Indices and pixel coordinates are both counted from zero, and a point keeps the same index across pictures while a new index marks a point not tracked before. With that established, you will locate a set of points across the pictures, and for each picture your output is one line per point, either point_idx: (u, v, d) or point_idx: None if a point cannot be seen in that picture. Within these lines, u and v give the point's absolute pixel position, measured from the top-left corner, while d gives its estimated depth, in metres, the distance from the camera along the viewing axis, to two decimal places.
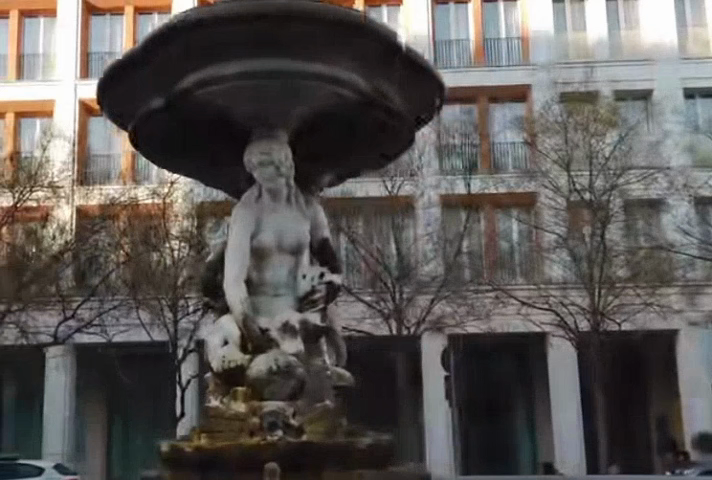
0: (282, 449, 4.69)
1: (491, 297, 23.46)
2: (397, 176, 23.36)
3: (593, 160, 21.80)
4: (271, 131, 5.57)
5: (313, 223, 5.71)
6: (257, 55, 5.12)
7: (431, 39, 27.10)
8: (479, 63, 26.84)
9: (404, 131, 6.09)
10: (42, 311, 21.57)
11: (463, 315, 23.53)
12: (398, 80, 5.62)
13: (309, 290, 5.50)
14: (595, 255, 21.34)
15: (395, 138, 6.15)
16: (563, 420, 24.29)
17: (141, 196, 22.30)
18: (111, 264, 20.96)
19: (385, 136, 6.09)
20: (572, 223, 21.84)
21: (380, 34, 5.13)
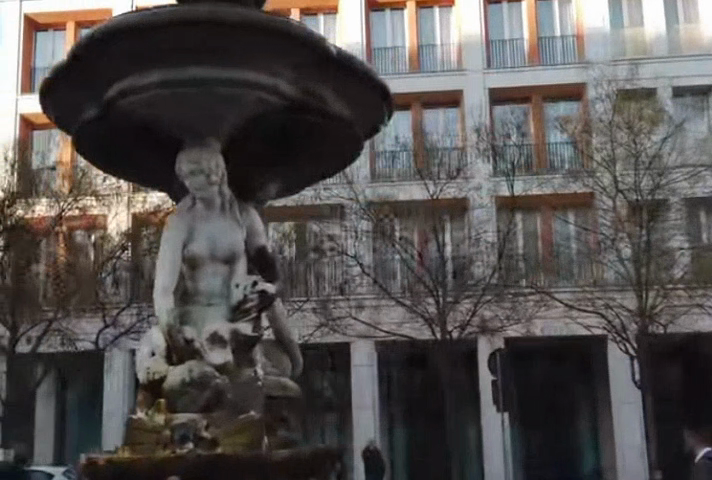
0: (191, 461, 4.65)
1: (534, 300, 23.10)
2: (441, 178, 23.23)
3: (637, 160, 21.31)
4: (202, 139, 5.56)
5: (249, 231, 5.66)
6: (180, 64, 5.16)
7: (484, 38, 27.36)
8: (533, 62, 27.08)
9: (348, 138, 6.12)
10: (82, 318, 21.91)
11: (505, 319, 23.29)
12: (336, 84, 5.64)
13: (242, 298, 5.43)
14: (642, 255, 20.92)
15: (339, 144, 6.18)
16: (624, 427, 23.89)
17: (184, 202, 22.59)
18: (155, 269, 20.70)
19: (329, 142, 6.13)
20: (620, 224, 21.24)
21: (302, 37, 5.12)
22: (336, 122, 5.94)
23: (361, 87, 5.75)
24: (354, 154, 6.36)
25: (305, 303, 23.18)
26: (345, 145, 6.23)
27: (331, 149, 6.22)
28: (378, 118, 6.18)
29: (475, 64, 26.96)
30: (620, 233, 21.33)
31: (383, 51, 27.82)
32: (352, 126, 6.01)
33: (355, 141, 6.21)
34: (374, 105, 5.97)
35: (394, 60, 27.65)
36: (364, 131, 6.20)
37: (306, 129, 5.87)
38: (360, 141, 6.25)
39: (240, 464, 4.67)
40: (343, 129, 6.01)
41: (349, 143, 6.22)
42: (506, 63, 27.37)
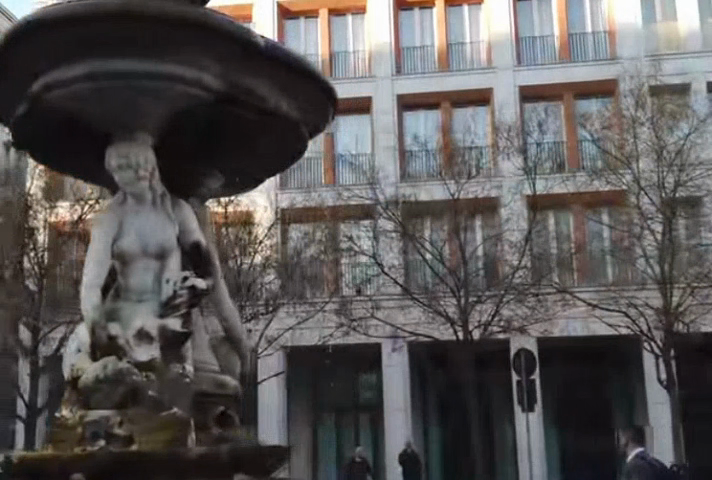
0: (102, 459, 4.62)
1: (556, 298, 22.98)
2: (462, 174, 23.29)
3: (660, 156, 20.78)
4: (131, 135, 5.53)
5: (181, 227, 5.60)
6: (103, 59, 5.12)
7: (513, 35, 30.12)
8: (564, 57, 29.79)
9: (294, 139, 6.16)
10: None
11: (526, 318, 23.18)
12: (278, 83, 5.66)
13: (172, 294, 5.37)
14: (667, 251, 20.62)
15: (285, 144, 6.23)
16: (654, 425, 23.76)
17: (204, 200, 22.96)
18: None
19: (271, 138, 6.13)
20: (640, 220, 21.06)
21: (221, 29, 5.11)
22: (275, 118, 5.91)
23: (307, 88, 5.79)
24: (301, 155, 6.40)
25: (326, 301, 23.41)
26: (291, 145, 6.26)
27: (278, 147, 6.27)
28: (322, 116, 6.13)
29: (503, 63, 29.48)
30: (641, 230, 21.11)
31: (411, 50, 30.87)
32: (296, 126, 6.02)
33: (301, 143, 6.26)
34: (318, 105, 6.00)
35: (421, 58, 30.70)
36: (311, 131, 6.26)
37: (242, 122, 5.85)
38: (305, 139, 6.21)
39: (154, 464, 4.63)
40: (289, 129, 6.04)
41: (296, 145, 6.27)
42: (535, 60, 30.02)
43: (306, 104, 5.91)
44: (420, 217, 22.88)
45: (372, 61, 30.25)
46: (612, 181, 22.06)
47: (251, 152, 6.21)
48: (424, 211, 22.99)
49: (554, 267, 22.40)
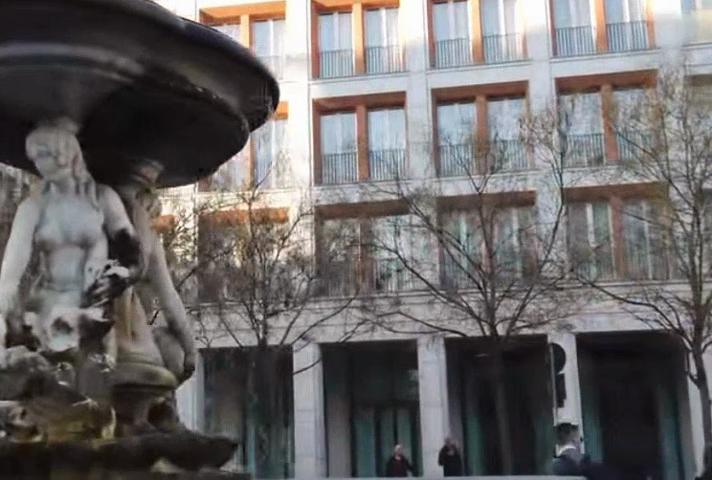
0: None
1: (583, 292, 22.80)
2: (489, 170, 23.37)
3: (690, 145, 20.62)
4: (51, 121, 5.44)
5: (107, 216, 5.48)
6: (14, 43, 5.03)
7: (550, 28, 34.40)
8: (601, 47, 33.75)
9: (233, 128, 6.12)
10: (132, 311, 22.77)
11: (552, 313, 22.99)
12: (212, 71, 5.60)
13: (93, 283, 5.24)
14: (697, 242, 20.31)
15: (225, 133, 6.20)
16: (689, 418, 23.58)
17: (230, 199, 23.74)
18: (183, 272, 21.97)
19: (209, 126, 6.09)
20: (666, 210, 20.86)
21: (139, 14, 5.01)
22: (209, 108, 5.86)
23: (242, 73, 5.72)
24: (241, 142, 6.38)
25: (353, 298, 23.69)
26: (230, 134, 6.23)
27: (218, 134, 6.23)
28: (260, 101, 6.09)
29: (540, 56, 33.81)
30: (668, 223, 20.85)
31: (445, 44, 35.09)
32: (232, 115, 5.97)
33: (240, 130, 6.22)
34: (255, 91, 5.96)
35: (456, 51, 34.93)
36: (248, 116, 6.22)
37: (175, 110, 5.80)
38: (244, 126, 6.17)
39: (63, 450, 4.55)
40: (224, 118, 5.98)
41: (236, 131, 6.22)
42: (574, 49, 34.14)
43: (242, 90, 5.85)
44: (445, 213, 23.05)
45: (407, 57, 34.67)
46: (641, 175, 21.67)
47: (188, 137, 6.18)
48: (454, 204, 23.14)
49: (580, 262, 22.15)
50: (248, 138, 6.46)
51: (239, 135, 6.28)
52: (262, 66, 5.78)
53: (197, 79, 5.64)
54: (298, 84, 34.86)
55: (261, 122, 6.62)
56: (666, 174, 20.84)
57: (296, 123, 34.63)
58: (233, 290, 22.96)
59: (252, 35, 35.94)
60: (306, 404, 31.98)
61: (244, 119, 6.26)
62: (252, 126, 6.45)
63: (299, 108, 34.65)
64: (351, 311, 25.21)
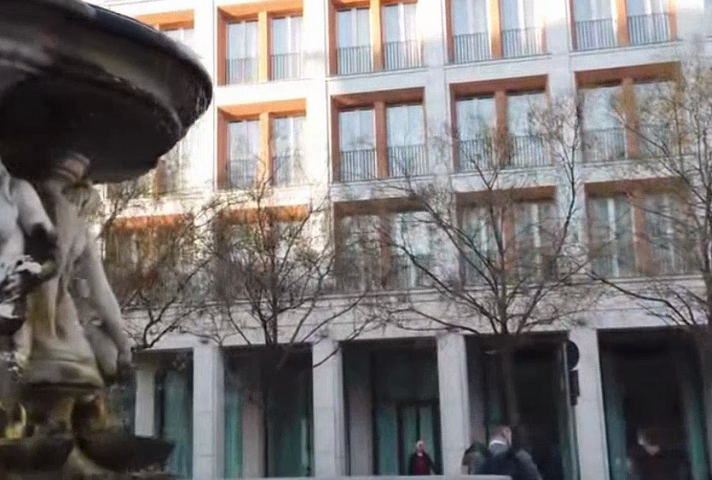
0: None
1: (595, 287, 22.84)
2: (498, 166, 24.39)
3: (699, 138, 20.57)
4: None
5: (22, 211, 5.79)
6: None
7: (570, 20, 34.03)
8: (622, 38, 33.40)
9: (156, 115, 6.73)
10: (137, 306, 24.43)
11: (564, 307, 23.06)
12: (127, 61, 6.14)
13: (3, 280, 5.47)
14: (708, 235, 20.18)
15: (149, 118, 6.79)
16: None
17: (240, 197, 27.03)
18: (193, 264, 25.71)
19: (133, 113, 6.68)
20: (679, 203, 20.79)
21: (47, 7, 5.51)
22: (129, 98, 6.42)
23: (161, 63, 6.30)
24: (166, 127, 7.00)
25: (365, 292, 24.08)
26: (154, 119, 6.83)
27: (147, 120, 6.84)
28: (180, 88, 6.68)
29: (559, 49, 33.46)
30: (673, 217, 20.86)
31: (464, 38, 34.86)
32: (153, 103, 6.54)
33: (163, 117, 6.80)
34: (173, 79, 6.53)
35: (475, 45, 34.67)
36: (175, 106, 6.81)
37: (97, 99, 6.36)
38: (166, 113, 6.76)
39: None
40: (145, 105, 6.55)
41: (161, 118, 6.83)
42: (595, 41, 33.83)
43: (161, 78, 6.42)
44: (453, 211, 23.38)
45: (425, 52, 34.47)
46: (653, 168, 21.61)
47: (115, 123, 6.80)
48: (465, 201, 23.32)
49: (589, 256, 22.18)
50: (175, 126, 7.06)
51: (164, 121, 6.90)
52: (181, 56, 6.37)
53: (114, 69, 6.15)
54: (316, 82, 34.74)
55: (195, 116, 7.24)
56: (676, 168, 20.76)
57: (315, 120, 34.37)
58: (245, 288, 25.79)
59: (271, 32, 35.98)
60: (325, 402, 33.14)
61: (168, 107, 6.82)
62: (181, 116, 7.05)
63: (316, 106, 34.50)
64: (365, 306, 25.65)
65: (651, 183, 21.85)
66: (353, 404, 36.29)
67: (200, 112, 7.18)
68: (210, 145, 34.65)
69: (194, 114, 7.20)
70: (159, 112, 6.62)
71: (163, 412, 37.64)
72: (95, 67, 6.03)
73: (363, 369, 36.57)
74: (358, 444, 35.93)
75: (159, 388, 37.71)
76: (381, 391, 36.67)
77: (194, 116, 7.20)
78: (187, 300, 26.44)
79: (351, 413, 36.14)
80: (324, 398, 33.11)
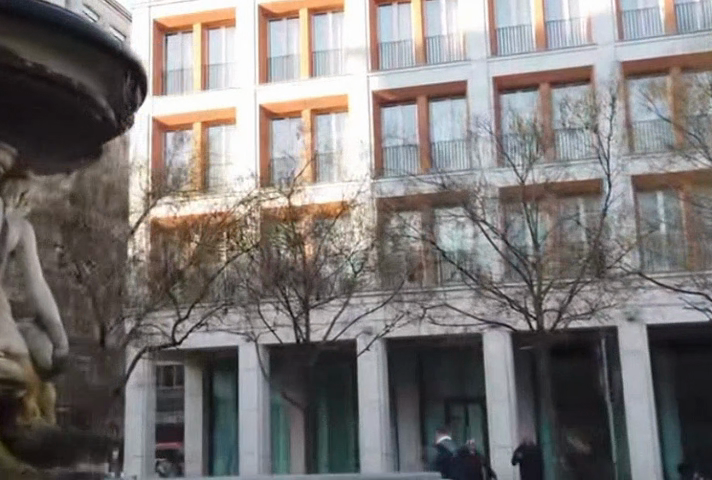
0: None
1: (635, 282, 22.45)
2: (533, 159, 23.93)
3: None
4: None
5: None
6: None
7: (616, 9, 33.28)
8: (670, 25, 32.55)
9: (80, 98, 7.71)
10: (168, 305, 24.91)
11: (604, 302, 22.63)
12: (44, 47, 7.03)
13: None
14: None
15: (76, 102, 7.77)
16: None
17: (273, 196, 27.76)
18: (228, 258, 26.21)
19: (60, 97, 7.64)
20: None
21: None
22: (52, 80, 7.33)
23: (83, 55, 7.27)
24: (94, 107, 7.97)
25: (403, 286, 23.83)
26: (80, 102, 7.80)
27: (73, 102, 7.81)
28: (103, 72, 7.64)
29: (604, 40, 32.75)
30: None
31: (508, 30, 34.42)
32: (75, 84, 7.49)
33: (88, 98, 7.77)
34: (95, 64, 7.49)
35: (519, 38, 34.23)
36: (98, 90, 7.75)
37: (22, 84, 7.28)
38: (91, 94, 7.74)
39: None
40: (68, 88, 7.50)
41: (87, 102, 7.82)
42: (641, 30, 33.04)
43: (81, 65, 7.37)
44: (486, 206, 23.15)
45: (467, 45, 34.04)
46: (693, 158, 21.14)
47: (43, 105, 7.74)
48: (502, 195, 23.08)
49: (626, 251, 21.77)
50: (102, 109, 8.05)
51: (90, 103, 7.87)
52: (104, 44, 7.31)
53: (32, 55, 7.04)
54: (357, 77, 34.48)
55: (122, 102, 8.19)
56: None
57: (357, 117, 34.12)
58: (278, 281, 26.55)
59: (312, 29, 35.87)
60: (370, 399, 32.78)
61: (95, 91, 7.80)
62: (108, 101, 8.02)
63: (359, 103, 34.24)
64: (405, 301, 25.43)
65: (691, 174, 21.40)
66: (400, 403, 35.99)
67: (127, 97, 8.13)
68: (253, 143, 34.63)
69: (120, 98, 8.12)
70: (80, 95, 7.63)
71: (211, 410, 37.73)
72: (12, 53, 6.92)
73: (409, 367, 36.15)
74: (405, 442, 35.59)
75: (207, 386, 37.81)
76: (428, 388, 36.13)
77: (122, 100, 8.14)
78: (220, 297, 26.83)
79: (396, 412, 35.77)
80: (371, 395, 32.73)
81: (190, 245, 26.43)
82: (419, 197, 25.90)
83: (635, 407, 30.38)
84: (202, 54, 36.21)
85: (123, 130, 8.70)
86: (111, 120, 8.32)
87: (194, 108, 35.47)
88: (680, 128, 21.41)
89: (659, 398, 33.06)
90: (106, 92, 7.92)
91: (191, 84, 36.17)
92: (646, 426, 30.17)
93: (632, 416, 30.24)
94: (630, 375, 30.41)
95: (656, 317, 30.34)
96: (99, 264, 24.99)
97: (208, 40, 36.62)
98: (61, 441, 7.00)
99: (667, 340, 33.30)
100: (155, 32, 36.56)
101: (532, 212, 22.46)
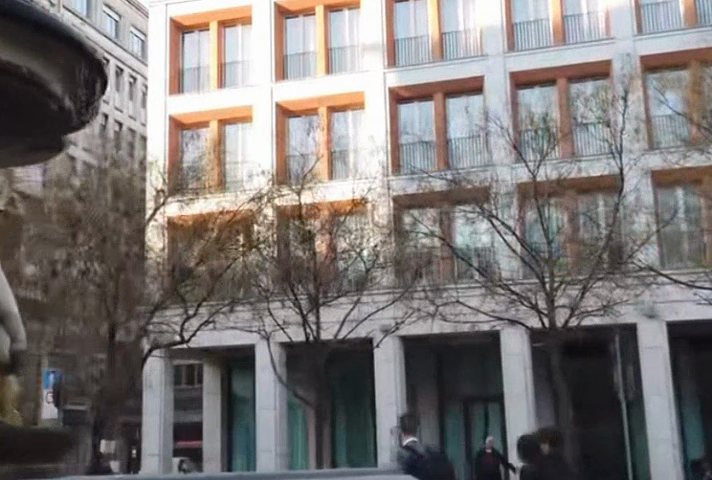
0: None
1: (647, 278, 22.23)
2: (545, 154, 23.72)
3: None
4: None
5: None
6: None
7: (635, 3, 32.85)
8: (689, 18, 32.08)
9: (35, 93, 6.85)
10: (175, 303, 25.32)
11: (616, 298, 22.41)
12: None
13: None
14: None
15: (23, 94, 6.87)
16: None
17: (285, 192, 27.63)
18: (238, 255, 26.27)
19: None
20: None
21: None
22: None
23: (56, 52, 6.63)
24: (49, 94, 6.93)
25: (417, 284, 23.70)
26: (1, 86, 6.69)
27: (26, 93, 6.90)
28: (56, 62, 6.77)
29: (623, 34, 32.37)
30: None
31: (524, 25, 34.11)
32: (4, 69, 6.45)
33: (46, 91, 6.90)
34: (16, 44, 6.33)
35: (536, 32, 33.91)
36: (54, 79, 6.82)
37: None
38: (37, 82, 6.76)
39: None
40: None
41: (40, 94, 6.90)
42: (660, 24, 32.60)
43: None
44: (498, 202, 22.94)
45: (484, 41, 33.75)
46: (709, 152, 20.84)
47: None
48: (513, 192, 22.98)
49: (640, 246, 21.50)
50: (60, 102, 7.13)
51: (43, 93, 6.88)
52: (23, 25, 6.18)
53: None
54: (373, 74, 34.32)
55: (82, 91, 7.28)
56: None
57: (373, 114, 33.96)
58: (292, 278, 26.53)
59: (328, 26, 35.74)
60: (387, 397, 32.62)
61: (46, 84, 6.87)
62: (64, 90, 7.03)
63: (375, 100, 34.08)
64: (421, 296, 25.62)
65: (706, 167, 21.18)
66: (419, 402, 35.37)
67: (83, 82, 7.17)
68: (269, 140, 34.59)
69: (77, 83, 7.15)
70: (37, 89, 6.77)
71: (229, 409, 37.50)
72: None
73: (429, 365, 35.63)
74: (425, 440, 35.10)
75: (226, 385, 37.70)
76: (447, 388, 35.51)
77: (78, 86, 7.13)
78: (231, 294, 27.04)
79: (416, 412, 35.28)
80: (388, 393, 32.57)
81: (201, 242, 26.45)
82: (431, 193, 25.80)
83: (655, 404, 30.03)
84: (218, 52, 36.19)
85: (82, 124, 7.71)
86: (63, 110, 7.27)
87: (210, 106, 35.46)
88: (694, 121, 21.16)
89: (679, 396, 32.68)
90: (59, 80, 6.91)
91: (208, 82, 36.15)
92: (666, 423, 29.82)
93: (652, 414, 29.92)
94: (649, 372, 30.07)
95: (675, 313, 30.01)
96: (107, 261, 25.48)
97: (224, 38, 36.58)
98: (23, 434, 7.02)
99: (687, 337, 33.07)
100: (171, 30, 36.58)
101: (543, 208, 22.30)
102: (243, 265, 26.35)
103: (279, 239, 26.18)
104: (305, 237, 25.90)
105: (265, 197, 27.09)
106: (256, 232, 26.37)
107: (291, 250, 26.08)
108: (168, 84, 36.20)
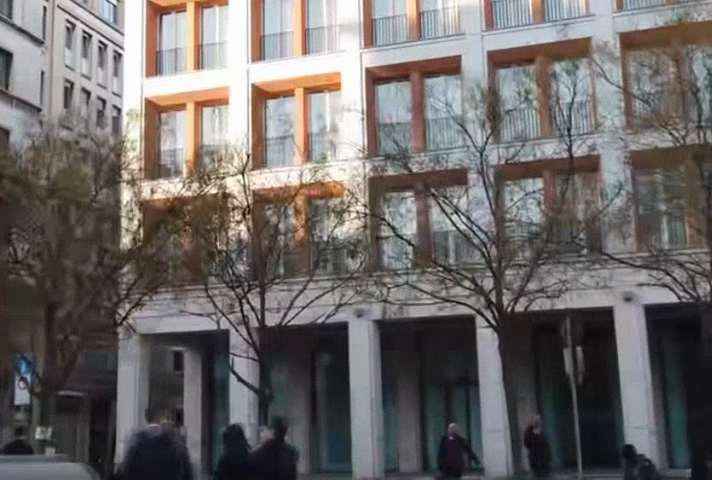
0: None
1: (591, 258, 21.79)
2: (499, 132, 22.99)
3: (688, 94, 19.43)
4: None
5: None
6: None
7: None
8: None
9: None
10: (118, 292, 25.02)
11: (561, 279, 22.09)
12: None
13: None
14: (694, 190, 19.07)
15: None
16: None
17: (229, 172, 26.95)
18: (202, 243, 25.25)
19: None
20: (666, 162, 19.74)
21: None
22: None
23: None
24: None
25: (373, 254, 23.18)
26: None
27: None
28: None
29: (602, 10, 31.49)
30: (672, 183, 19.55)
31: (504, 4, 33.21)
32: None
33: None
34: None
35: (515, 11, 32.99)
36: None
37: None
38: None
39: None
40: None
41: None
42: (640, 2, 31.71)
43: None
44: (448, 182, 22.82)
45: (462, 20, 32.97)
46: (653, 132, 20.26)
47: None
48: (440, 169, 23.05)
49: (587, 227, 21.06)
50: None
51: None
52: None
53: None
54: (351, 54, 33.64)
55: None
56: (665, 124, 19.61)
57: (349, 95, 33.29)
58: (252, 261, 25.90)
59: (306, 6, 35.18)
60: (363, 382, 32.05)
61: None
62: None
63: (351, 80, 33.43)
64: (381, 276, 25.40)
65: (649, 146, 20.63)
66: (400, 391, 34.77)
67: None
68: (245, 122, 34.09)
69: None
70: None
71: (211, 395, 36.92)
72: None
73: (409, 352, 34.94)
74: (405, 428, 34.26)
75: (207, 372, 37.14)
76: (427, 376, 34.91)
77: None
78: (180, 279, 26.23)
79: (396, 398, 34.64)
80: (363, 380, 32.00)
81: (156, 232, 25.40)
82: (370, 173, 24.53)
83: (632, 390, 29.22)
84: (195, 34, 35.77)
85: None
86: None
87: (186, 88, 35.00)
88: (634, 99, 20.57)
89: (661, 385, 31.88)
90: None
91: (185, 63, 35.68)
92: (644, 409, 29.00)
93: (627, 398, 29.10)
94: (625, 356, 29.24)
95: (653, 296, 29.36)
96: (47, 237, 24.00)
97: (202, 18, 36.10)
98: None
99: (668, 324, 32.31)
100: (149, 10, 36.17)
101: (492, 189, 21.83)
102: (210, 251, 25.33)
103: (232, 226, 25.68)
104: (258, 222, 25.40)
105: (213, 180, 26.23)
106: (217, 215, 25.31)
107: (242, 230, 25.87)
108: (145, 65, 35.77)
